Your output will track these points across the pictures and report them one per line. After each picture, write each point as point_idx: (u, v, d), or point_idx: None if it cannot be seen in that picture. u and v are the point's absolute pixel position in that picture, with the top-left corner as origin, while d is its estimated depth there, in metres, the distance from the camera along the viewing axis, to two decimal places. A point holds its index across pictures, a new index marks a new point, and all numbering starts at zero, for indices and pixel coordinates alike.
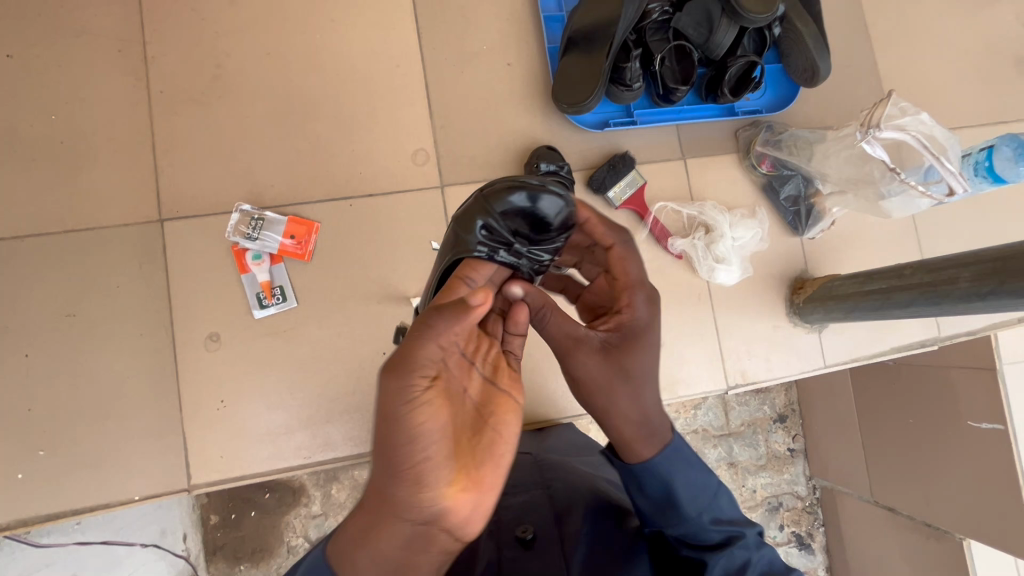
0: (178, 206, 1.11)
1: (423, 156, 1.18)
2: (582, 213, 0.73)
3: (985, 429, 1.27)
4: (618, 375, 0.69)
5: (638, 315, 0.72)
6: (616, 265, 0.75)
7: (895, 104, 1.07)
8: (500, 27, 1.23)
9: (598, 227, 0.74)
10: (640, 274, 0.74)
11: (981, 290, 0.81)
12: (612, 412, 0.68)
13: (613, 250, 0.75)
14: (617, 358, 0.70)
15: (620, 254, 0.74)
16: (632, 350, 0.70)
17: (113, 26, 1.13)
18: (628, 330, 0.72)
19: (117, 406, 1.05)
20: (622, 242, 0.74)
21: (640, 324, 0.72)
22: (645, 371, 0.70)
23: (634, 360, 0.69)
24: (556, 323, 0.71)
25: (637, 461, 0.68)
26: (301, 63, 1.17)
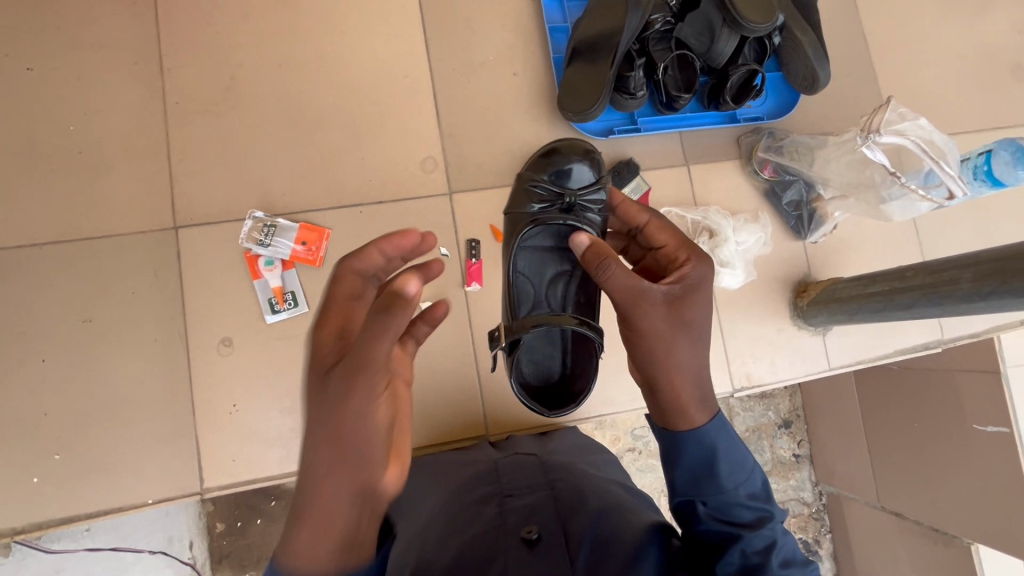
0: (192, 214, 1.13)
1: (432, 163, 1.20)
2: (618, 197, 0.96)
3: (991, 433, 1.27)
4: (680, 324, 0.74)
5: (695, 269, 0.79)
6: (656, 234, 0.88)
7: (894, 109, 1.08)
8: (506, 38, 1.26)
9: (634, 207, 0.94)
10: (681, 238, 0.85)
11: (983, 290, 0.83)
12: (674, 362, 0.72)
13: (650, 223, 0.90)
14: (677, 307, 0.74)
15: (658, 224, 0.89)
16: (692, 302, 0.76)
17: (131, 39, 1.16)
18: (689, 282, 0.77)
19: (131, 410, 1.07)
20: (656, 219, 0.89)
21: (698, 278, 0.78)
22: (702, 322, 0.75)
23: (692, 310, 0.75)
24: (618, 273, 0.73)
25: (688, 424, 0.73)
26: (312, 74, 1.20)
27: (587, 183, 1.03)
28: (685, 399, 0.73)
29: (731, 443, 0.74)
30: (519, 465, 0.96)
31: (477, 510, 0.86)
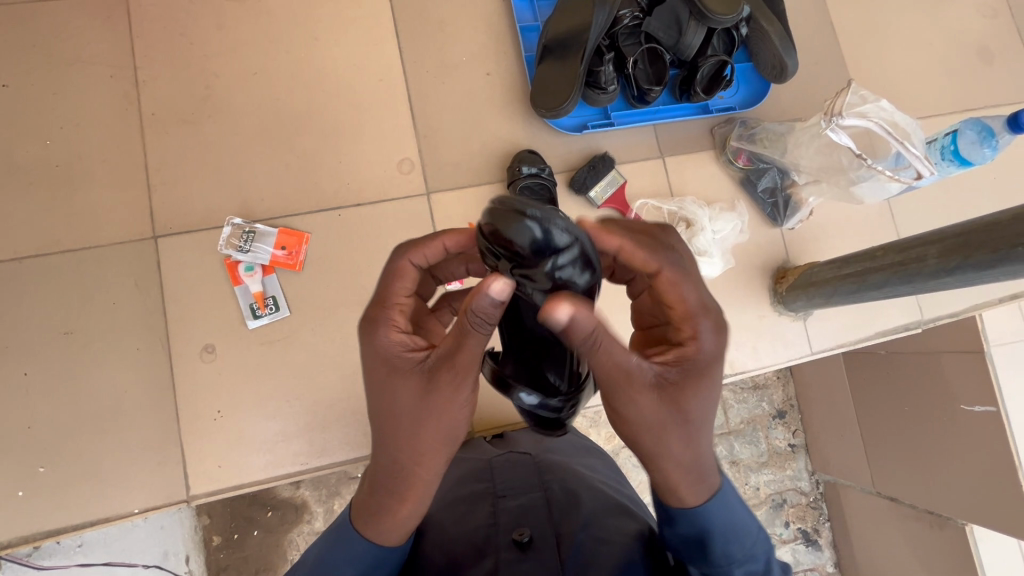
0: (171, 223, 1.14)
1: (409, 165, 1.22)
2: (612, 242, 0.65)
3: (978, 412, 1.28)
4: (675, 416, 0.60)
5: (705, 349, 0.63)
6: (664, 291, 0.65)
7: (856, 92, 1.11)
8: (478, 40, 1.28)
9: (637, 253, 0.65)
10: (695, 304, 0.64)
11: (949, 264, 0.83)
12: (659, 457, 0.61)
13: (660, 276, 0.65)
14: (673, 398, 0.60)
15: (669, 278, 0.64)
16: (691, 390, 0.61)
17: (104, 53, 1.18)
18: (692, 364, 0.62)
19: (115, 419, 1.07)
20: (670, 265, 0.65)
21: (705, 359, 0.62)
22: (704, 413, 0.61)
23: (692, 399, 0.61)
24: (606, 346, 0.56)
25: (679, 504, 0.64)
26: (287, 81, 1.21)
27: (565, 248, 0.56)
28: (675, 483, 0.63)
29: (732, 523, 0.66)
30: (514, 465, 0.96)
31: (469, 510, 0.86)
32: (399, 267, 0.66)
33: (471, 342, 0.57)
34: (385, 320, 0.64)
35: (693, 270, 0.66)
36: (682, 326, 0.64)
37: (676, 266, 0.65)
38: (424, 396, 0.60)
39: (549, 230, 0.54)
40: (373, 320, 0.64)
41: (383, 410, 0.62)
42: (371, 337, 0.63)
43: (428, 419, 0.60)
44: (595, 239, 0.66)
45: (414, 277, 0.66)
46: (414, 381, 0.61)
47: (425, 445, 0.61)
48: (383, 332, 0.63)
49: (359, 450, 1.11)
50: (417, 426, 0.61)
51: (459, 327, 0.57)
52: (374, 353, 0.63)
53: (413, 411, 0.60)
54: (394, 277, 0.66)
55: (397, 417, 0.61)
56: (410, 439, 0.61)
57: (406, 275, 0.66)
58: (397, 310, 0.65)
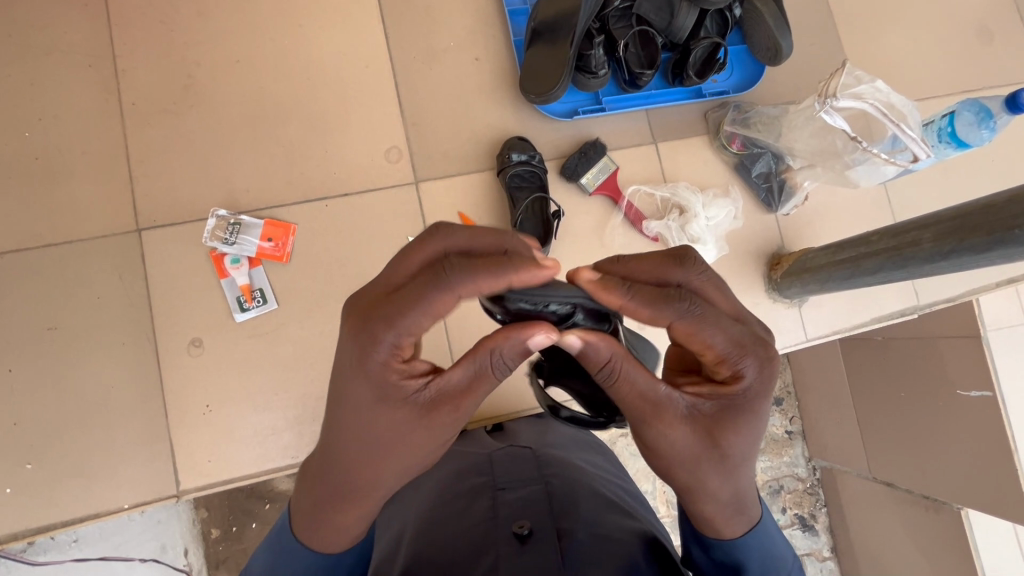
0: (155, 216, 1.12)
1: (397, 153, 1.19)
2: (612, 301, 0.61)
3: (974, 397, 1.28)
4: (712, 452, 0.61)
5: (746, 388, 0.62)
6: (685, 340, 0.62)
7: (850, 72, 1.08)
8: (466, 24, 1.25)
9: (642, 310, 0.61)
10: (726, 346, 0.61)
11: (944, 248, 0.82)
12: (693, 487, 0.63)
13: (673, 328, 0.61)
14: (708, 432, 0.61)
15: (686, 330, 0.61)
16: (729, 427, 0.61)
17: (82, 42, 1.15)
18: (729, 402, 0.62)
19: (102, 415, 1.06)
20: (683, 317, 0.60)
21: (746, 397, 0.62)
22: (741, 449, 0.62)
23: (730, 436, 0.61)
24: (630, 376, 0.59)
25: (716, 534, 0.68)
26: (271, 69, 1.19)
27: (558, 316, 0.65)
28: (714, 516, 0.66)
29: (769, 553, 0.69)
30: (514, 460, 0.94)
31: (468, 503, 0.84)
32: (443, 288, 0.54)
33: (485, 385, 0.60)
34: (390, 341, 0.56)
35: (717, 313, 0.61)
36: (718, 367, 0.63)
37: (692, 316, 0.60)
38: (411, 429, 0.59)
39: (539, 306, 0.64)
40: (374, 338, 0.56)
41: (359, 431, 0.59)
42: (366, 354, 0.56)
43: (407, 448, 0.60)
44: (595, 296, 0.62)
45: (450, 307, 0.56)
46: (403, 412, 0.58)
47: (393, 468, 0.62)
48: (384, 355, 0.56)
49: None
50: (392, 453, 0.60)
51: (483, 370, 0.59)
52: (365, 374, 0.57)
53: (395, 440, 0.59)
54: (428, 294, 0.55)
55: (372, 441, 0.60)
56: (381, 463, 0.61)
57: (445, 302, 0.55)
58: (409, 337, 0.56)
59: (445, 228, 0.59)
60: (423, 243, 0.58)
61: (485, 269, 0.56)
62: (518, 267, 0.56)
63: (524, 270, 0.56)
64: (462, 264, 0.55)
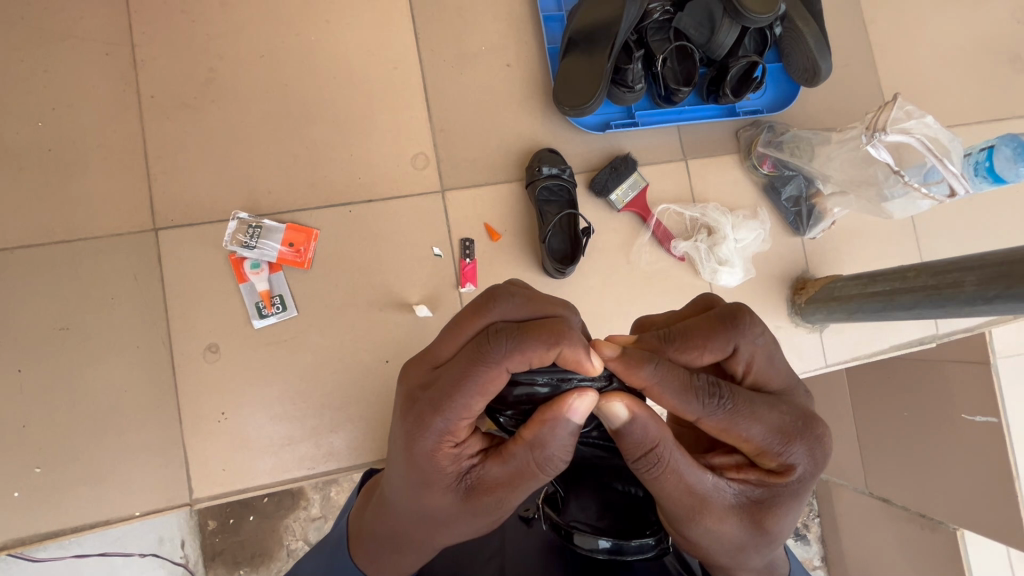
0: (173, 215, 1.08)
1: (423, 160, 1.16)
2: (638, 381, 0.59)
3: (979, 422, 1.28)
4: (760, 536, 0.60)
5: (796, 474, 0.60)
6: (722, 431, 0.59)
7: (900, 106, 1.05)
8: (499, 27, 1.21)
9: (669, 399, 0.58)
10: (769, 437, 0.59)
11: (988, 293, 0.81)
12: (737, 569, 0.63)
13: (702, 421, 0.59)
14: (756, 518, 0.60)
15: (719, 424, 0.58)
16: (777, 513, 0.60)
17: (100, 29, 1.10)
18: (778, 489, 0.60)
19: (115, 420, 1.03)
20: (721, 405, 0.57)
21: (793, 482, 0.60)
22: (786, 529, 0.62)
23: (777, 521, 0.60)
24: (676, 464, 0.57)
25: None
26: (296, 65, 1.14)
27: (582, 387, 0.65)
28: None
29: None
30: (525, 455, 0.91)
31: None
32: (492, 364, 0.55)
33: (528, 480, 0.59)
34: (440, 427, 0.56)
35: (755, 403, 0.58)
36: (765, 457, 0.60)
37: (724, 412, 0.57)
38: (454, 510, 0.60)
39: (561, 384, 0.65)
40: (422, 423, 0.56)
41: (408, 503, 0.61)
42: (413, 437, 0.57)
43: (451, 525, 0.61)
44: (619, 376, 0.60)
45: (499, 385, 0.56)
46: (447, 494, 0.59)
47: (437, 538, 0.63)
48: (431, 441, 0.57)
49: (367, 454, 1.08)
50: (436, 526, 0.61)
51: (526, 465, 0.58)
52: (413, 455, 0.58)
53: (439, 518, 0.60)
54: (476, 374, 0.55)
55: (416, 512, 0.61)
56: (425, 532, 0.62)
57: (496, 380, 0.56)
58: (459, 423, 0.57)
59: (502, 302, 0.60)
60: (482, 316, 0.59)
61: (535, 343, 0.56)
62: (570, 346, 0.58)
63: (573, 350, 0.58)
64: (507, 342, 0.56)
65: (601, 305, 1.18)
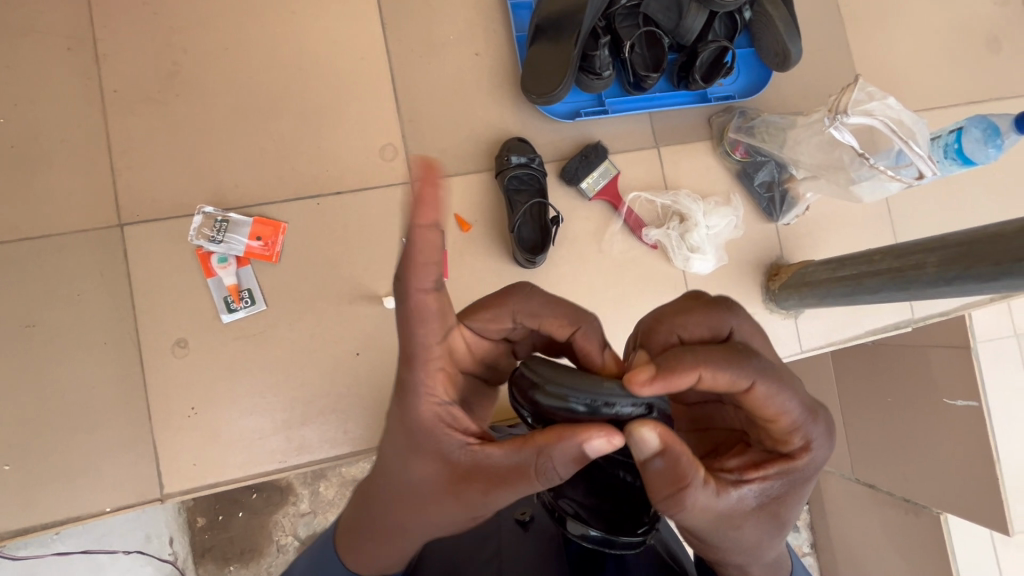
0: (139, 210, 1.07)
1: (392, 151, 1.15)
2: (690, 376, 0.51)
3: (960, 406, 1.27)
4: (776, 524, 0.59)
5: (816, 456, 0.58)
6: (760, 409, 0.55)
7: (863, 88, 1.05)
8: (467, 16, 1.20)
9: (722, 379, 0.52)
10: (801, 413, 0.56)
11: (947, 274, 0.80)
12: (751, 562, 0.61)
13: (752, 391, 0.53)
14: (776, 510, 0.58)
15: (767, 393, 0.53)
16: (791, 500, 0.59)
17: (61, 23, 1.09)
18: (797, 476, 0.58)
19: (84, 417, 1.03)
20: (766, 379, 0.53)
21: (809, 467, 0.59)
22: (796, 514, 0.61)
23: (791, 507, 0.59)
24: (699, 496, 0.53)
25: None
26: (262, 57, 1.13)
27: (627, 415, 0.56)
28: None
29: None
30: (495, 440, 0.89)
31: None
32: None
33: (520, 481, 0.55)
34: (432, 395, 0.54)
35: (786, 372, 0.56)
36: (790, 437, 0.57)
37: (773, 383, 0.53)
38: (437, 490, 0.57)
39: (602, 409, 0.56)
40: (415, 388, 0.54)
41: (394, 474, 0.59)
42: (403, 400, 0.56)
43: (433, 508, 0.58)
44: (669, 386, 0.51)
45: None
46: (434, 471, 0.57)
47: (417, 521, 0.60)
48: (423, 408, 0.55)
49: (340, 447, 1.08)
50: (418, 506, 0.59)
51: (522, 464, 0.54)
52: (403, 421, 0.56)
53: (422, 494, 0.58)
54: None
55: (399, 483, 0.59)
56: (404, 508, 0.60)
57: None
58: (451, 397, 0.54)
59: (525, 300, 0.63)
60: (506, 307, 0.62)
61: None
62: None
63: None
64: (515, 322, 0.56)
65: (573, 294, 1.17)
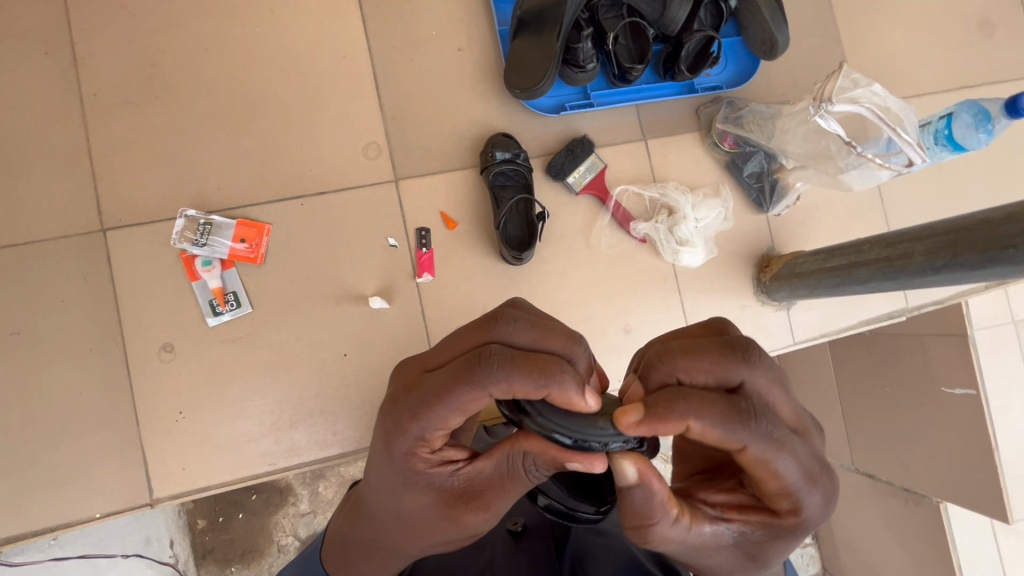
0: (121, 215, 1.07)
1: (376, 149, 1.14)
2: (676, 424, 0.49)
3: (958, 395, 1.26)
4: (752, 566, 0.57)
5: (806, 520, 0.53)
6: (749, 463, 0.51)
7: (847, 75, 1.05)
8: (449, 11, 1.19)
9: (711, 432, 0.49)
10: (798, 478, 0.52)
11: (935, 263, 0.79)
12: None
13: (743, 450, 0.50)
14: (753, 554, 0.55)
15: (758, 454, 0.50)
16: (775, 551, 0.56)
17: (38, 27, 1.08)
18: (783, 532, 0.54)
19: (72, 423, 1.03)
20: (760, 440, 0.50)
21: (801, 526, 0.55)
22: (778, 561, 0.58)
23: (773, 556, 0.56)
24: (669, 533, 0.52)
25: None
26: (242, 56, 1.12)
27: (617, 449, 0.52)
28: None
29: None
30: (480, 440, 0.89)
31: None
32: (477, 389, 0.51)
33: (511, 486, 0.58)
34: (417, 433, 0.53)
35: (790, 435, 0.51)
36: (779, 497, 0.53)
37: (767, 443, 0.50)
38: (430, 514, 0.58)
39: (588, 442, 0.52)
40: (400, 427, 0.53)
41: (384, 502, 0.58)
42: (392, 437, 0.54)
43: (428, 532, 0.59)
44: (652, 430, 0.50)
45: (479, 404, 0.53)
46: (425, 498, 0.57)
47: (412, 543, 0.61)
48: (408, 445, 0.54)
49: (331, 448, 1.08)
50: (413, 530, 0.59)
51: (511, 471, 0.57)
52: (388, 455, 0.55)
53: (415, 520, 0.58)
54: (459, 393, 0.51)
55: (392, 511, 0.59)
56: (399, 533, 0.60)
57: (477, 401, 0.52)
58: (436, 432, 0.53)
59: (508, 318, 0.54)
60: (482, 334, 0.54)
61: (529, 375, 0.51)
62: (560, 387, 0.52)
63: (565, 393, 0.52)
64: (500, 362, 0.51)
65: (562, 290, 1.16)
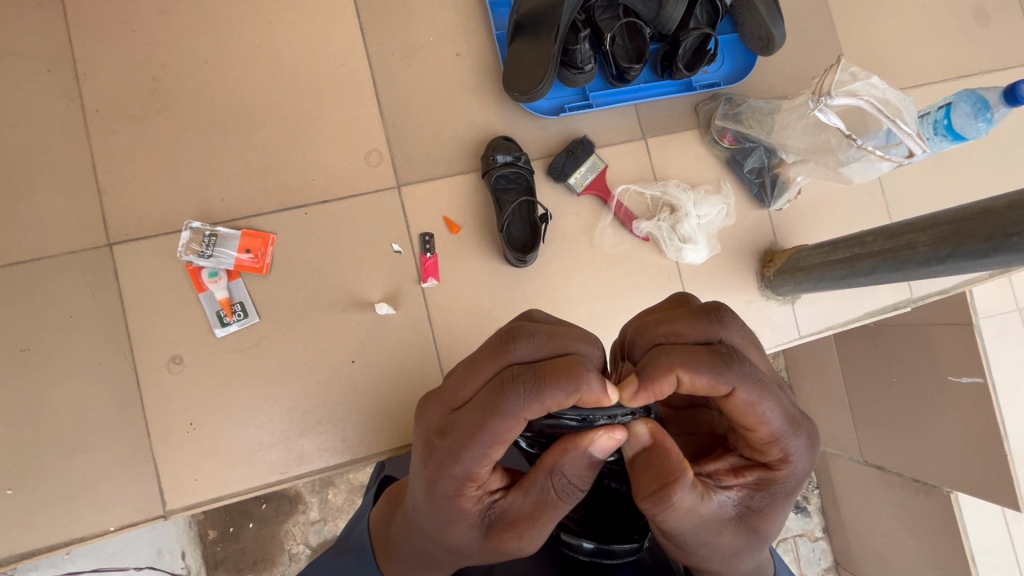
0: (127, 229, 1.07)
1: (377, 156, 1.15)
2: (667, 380, 0.51)
3: (965, 384, 1.26)
4: (753, 541, 0.56)
5: (795, 470, 0.55)
6: (740, 414, 0.52)
7: (845, 69, 1.06)
8: (446, 16, 1.20)
9: (701, 381, 0.50)
10: (785, 426, 0.53)
11: (939, 253, 0.80)
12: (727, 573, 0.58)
13: (733, 396, 0.51)
14: (753, 520, 0.55)
15: (748, 399, 0.51)
16: (772, 514, 0.56)
17: (40, 46, 1.08)
18: (777, 488, 0.55)
19: (83, 437, 1.03)
20: (748, 385, 0.50)
21: (792, 481, 0.55)
22: (776, 529, 0.57)
23: (771, 522, 0.56)
24: (688, 502, 0.51)
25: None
26: (242, 68, 1.13)
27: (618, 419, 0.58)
28: None
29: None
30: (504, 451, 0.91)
31: None
32: (509, 418, 0.50)
33: (551, 512, 0.56)
34: (458, 473, 0.52)
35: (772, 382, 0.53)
36: (768, 448, 0.54)
37: (753, 385, 0.50)
38: (478, 544, 0.57)
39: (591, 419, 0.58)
40: (440, 469, 0.53)
41: (432, 534, 0.59)
42: (432, 481, 0.54)
43: (479, 555, 0.59)
44: (648, 388, 0.51)
45: (515, 433, 0.51)
46: (471, 530, 0.56)
47: (465, 561, 0.61)
48: (450, 485, 0.53)
49: (341, 455, 1.08)
50: (463, 553, 0.59)
51: (549, 496, 0.55)
52: (432, 495, 0.55)
53: (465, 549, 0.58)
54: (491, 427, 0.50)
55: (441, 542, 0.59)
56: (452, 556, 0.61)
57: (511, 430, 0.51)
58: (476, 469, 0.52)
59: (526, 337, 0.53)
60: (500, 357, 0.53)
61: (555, 390, 0.50)
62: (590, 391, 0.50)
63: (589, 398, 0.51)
64: (525, 387, 0.50)
65: (565, 291, 1.17)
